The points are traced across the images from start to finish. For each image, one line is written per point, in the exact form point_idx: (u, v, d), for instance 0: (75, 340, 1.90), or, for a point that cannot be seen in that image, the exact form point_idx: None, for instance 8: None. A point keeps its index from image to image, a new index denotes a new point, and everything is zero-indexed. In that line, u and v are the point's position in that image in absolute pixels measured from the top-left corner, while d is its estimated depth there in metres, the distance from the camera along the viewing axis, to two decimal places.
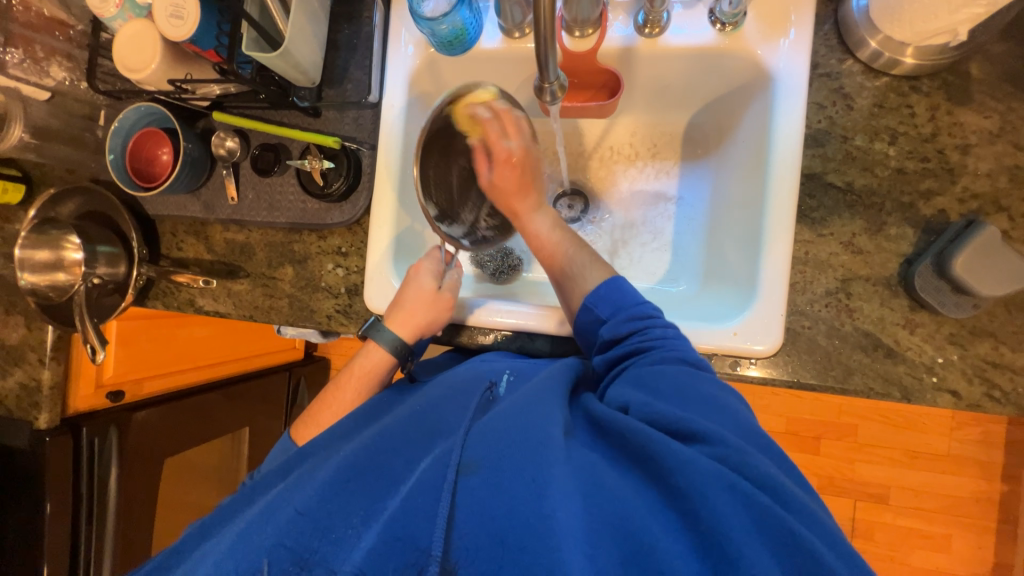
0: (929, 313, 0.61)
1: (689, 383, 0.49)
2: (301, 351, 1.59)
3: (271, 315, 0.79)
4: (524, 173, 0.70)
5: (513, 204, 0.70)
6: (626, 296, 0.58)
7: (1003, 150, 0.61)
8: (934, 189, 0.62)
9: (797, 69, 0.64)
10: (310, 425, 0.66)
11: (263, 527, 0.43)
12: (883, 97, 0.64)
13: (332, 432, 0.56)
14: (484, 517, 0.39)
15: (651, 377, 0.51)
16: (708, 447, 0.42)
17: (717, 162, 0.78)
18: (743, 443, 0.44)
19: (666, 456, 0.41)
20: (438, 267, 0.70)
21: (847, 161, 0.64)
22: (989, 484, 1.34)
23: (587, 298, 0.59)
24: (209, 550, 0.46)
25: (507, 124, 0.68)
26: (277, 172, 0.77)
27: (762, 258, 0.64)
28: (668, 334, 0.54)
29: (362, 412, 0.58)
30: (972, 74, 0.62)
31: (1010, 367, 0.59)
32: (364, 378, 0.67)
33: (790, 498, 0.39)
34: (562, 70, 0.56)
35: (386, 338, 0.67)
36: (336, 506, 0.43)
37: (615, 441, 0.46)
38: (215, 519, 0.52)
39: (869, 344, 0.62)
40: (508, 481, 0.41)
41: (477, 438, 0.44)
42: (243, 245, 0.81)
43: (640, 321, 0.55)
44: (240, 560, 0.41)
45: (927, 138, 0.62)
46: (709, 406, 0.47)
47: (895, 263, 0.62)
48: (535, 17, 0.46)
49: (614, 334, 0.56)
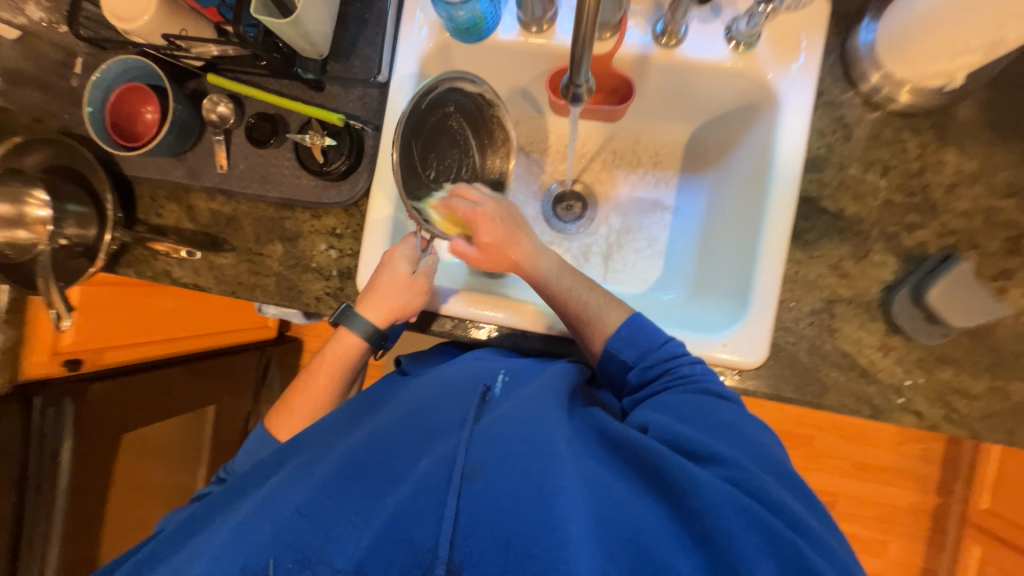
0: (901, 338, 0.65)
1: (696, 402, 0.51)
2: (274, 331, 1.50)
3: (255, 292, 0.76)
4: (502, 221, 0.63)
5: (512, 253, 0.63)
6: (651, 337, 0.57)
7: (981, 191, 0.65)
8: (916, 223, 0.66)
9: (804, 95, 0.67)
10: (286, 416, 0.65)
11: (261, 517, 0.43)
12: (879, 130, 0.67)
13: (326, 421, 0.55)
14: (486, 522, 0.40)
15: (672, 404, 0.51)
16: (722, 469, 0.44)
17: (715, 177, 0.80)
18: (759, 468, 0.45)
19: (677, 472, 0.42)
20: (414, 254, 0.66)
21: (841, 189, 0.67)
22: (925, 496, 1.45)
23: (609, 343, 0.58)
24: (209, 532, 0.46)
25: (463, 191, 0.64)
26: (274, 144, 0.73)
27: (756, 272, 0.67)
28: (697, 371, 0.54)
29: (353, 407, 0.57)
30: (960, 115, 0.66)
31: (967, 393, 0.64)
32: (336, 364, 0.65)
33: (800, 523, 0.41)
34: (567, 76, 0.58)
35: (359, 324, 0.65)
36: (336, 502, 0.43)
37: (619, 451, 0.46)
38: (206, 511, 0.51)
39: (845, 364, 0.66)
40: (512, 489, 0.41)
41: (477, 443, 0.44)
42: (230, 217, 0.77)
43: (668, 361, 0.55)
44: (241, 553, 0.41)
45: (915, 173, 0.66)
46: (720, 424, 0.49)
47: (876, 288, 0.66)
48: (575, 18, 0.45)
49: (641, 379, 0.56)
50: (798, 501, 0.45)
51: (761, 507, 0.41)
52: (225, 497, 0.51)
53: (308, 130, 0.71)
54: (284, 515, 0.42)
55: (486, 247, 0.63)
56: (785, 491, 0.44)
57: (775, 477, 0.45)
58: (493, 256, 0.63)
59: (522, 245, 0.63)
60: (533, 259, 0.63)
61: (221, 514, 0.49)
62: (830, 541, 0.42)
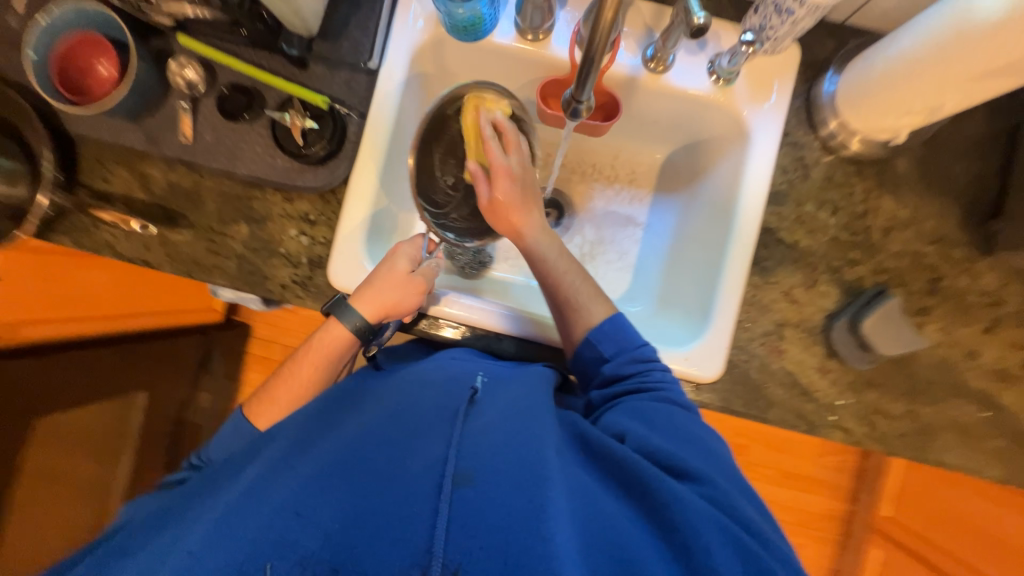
0: (837, 362, 0.72)
1: (668, 412, 0.53)
2: (221, 315, 1.42)
3: (213, 274, 0.71)
4: (523, 190, 0.64)
5: (515, 220, 0.64)
6: (629, 337, 0.60)
7: (911, 236, 0.73)
8: (857, 259, 0.73)
9: (771, 133, 0.72)
10: (266, 405, 0.63)
11: (236, 517, 0.40)
12: (833, 173, 0.74)
13: (302, 417, 0.54)
14: (479, 528, 0.39)
15: (643, 409, 0.54)
16: (700, 487, 0.46)
17: (686, 198, 0.85)
18: (731, 486, 0.49)
19: (661, 490, 0.44)
20: (416, 255, 0.67)
21: (797, 223, 0.74)
22: (838, 504, 1.60)
23: (591, 334, 0.60)
24: (171, 532, 0.43)
25: (506, 141, 0.64)
26: (247, 119, 0.69)
27: (718, 293, 0.72)
28: (666, 378, 0.57)
29: (326, 402, 0.56)
30: (900, 166, 0.73)
31: (887, 413, 0.72)
32: (323, 355, 0.64)
33: (767, 541, 0.45)
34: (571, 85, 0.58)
35: (350, 317, 0.64)
36: (317, 502, 0.41)
37: (603, 463, 0.48)
38: (169, 510, 0.48)
39: (789, 382, 0.72)
40: (505, 497, 0.41)
41: (469, 449, 0.44)
42: (190, 191, 0.72)
43: (643, 363, 0.58)
44: (215, 553, 0.38)
45: (860, 214, 0.73)
46: (693, 439, 0.51)
47: (819, 316, 0.72)
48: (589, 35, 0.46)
49: (617, 372, 0.58)
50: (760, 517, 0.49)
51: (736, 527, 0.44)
52: (190, 499, 0.48)
53: (289, 109, 0.67)
54: (260, 515, 0.40)
55: (498, 201, 0.63)
56: (752, 509, 0.48)
57: (744, 496, 0.49)
58: (495, 214, 0.64)
59: (530, 219, 0.64)
60: (534, 236, 0.64)
61: (185, 512, 0.46)
62: (790, 557, 0.46)
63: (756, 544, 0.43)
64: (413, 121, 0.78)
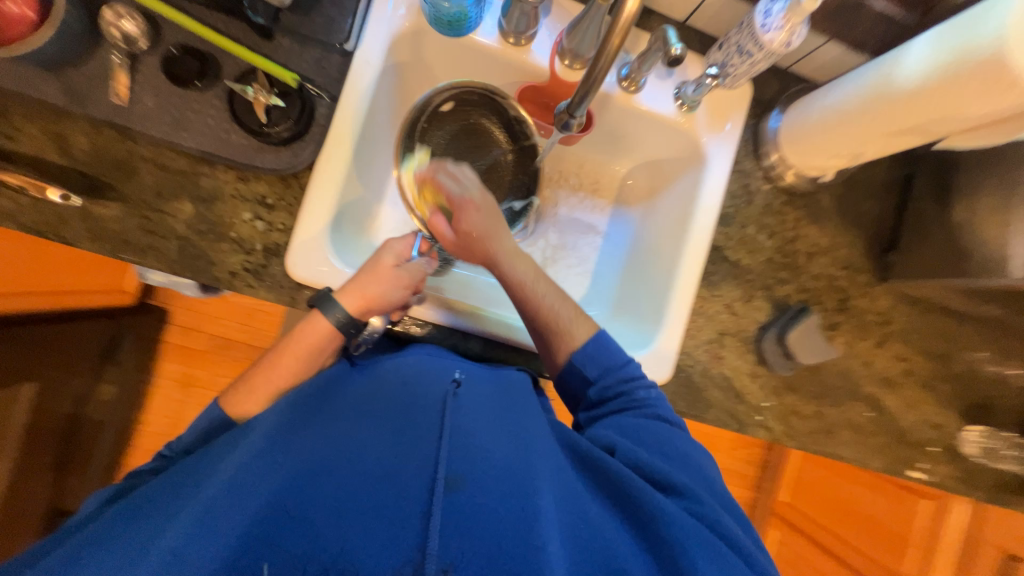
0: (765, 368, 0.82)
1: (655, 429, 0.57)
2: (132, 297, 1.33)
3: (147, 255, 0.64)
4: (486, 216, 0.64)
5: (486, 249, 0.65)
6: (614, 357, 0.62)
7: (827, 261, 0.85)
8: (785, 279, 0.83)
9: (723, 160, 0.79)
10: (243, 395, 0.59)
11: (220, 516, 0.40)
12: (771, 200, 0.83)
13: (281, 407, 0.51)
14: (469, 530, 0.41)
15: (630, 427, 0.57)
16: (685, 502, 0.50)
17: (644, 212, 0.91)
18: (714, 500, 0.52)
19: (651, 507, 0.48)
20: (403, 251, 0.67)
21: (739, 243, 0.82)
22: (746, 491, 1.80)
23: (575, 356, 0.62)
24: (145, 530, 0.42)
25: (454, 173, 0.65)
26: (199, 87, 0.63)
27: (671, 304, 0.78)
28: (651, 395, 0.60)
29: (299, 401, 0.51)
30: (824, 199, 0.84)
31: (800, 414, 0.84)
32: (309, 349, 0.61)
33: (750, 555, 0.48)
34: (565, 99, 0.63)
35: (334, 311, 0.62)
36: (311, 501, 0.41)
37: (592, 472, 0.52)
38: (140, 503, 0.45)
39: (724, 385, 0.81)
40: (497, 504, 0.43)
41: (460, 453, 0.46)
42: (121, 159, 0.63)
43: (626, 382, 0.60)
44: (205, 548, 0.38)
45: (790, 239, 0.83)
46: (677, 456, 0.55)
47: (753, 327, 0.82)
48: (591, 60, 0.51)
49: (602, 394, 0.60)
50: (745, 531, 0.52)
51: (722, 543, 0.48)
52: (158, 496, 0.45)
53: (253, 83, 0.62)
54: (248, 516, 0.40)
55: (463, 233, 0.65)
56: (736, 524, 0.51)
57: (727, 510, 0.53)
58: (466, 246, 0.66)
59: (501, 244, 0.65)
60: (510, 261, 0.65)
61: (161, 503, 0.44)
62: (767, 566, 0.50)
63: (739, 558, 0.47)
64: (386, 109, 0.75)
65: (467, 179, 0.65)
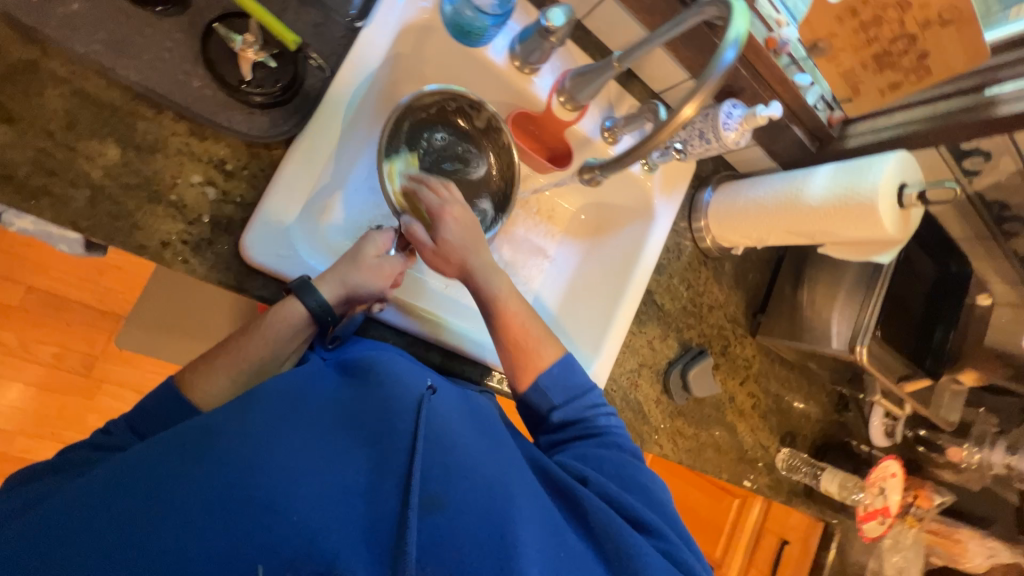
0: (667, 396, 0.98)
1: (617, 461, 0.62)
2: None
3: (36, 202, 0.49)
4: (467, 228, 0.66)
5: (468, 266, 0.65)
6: (579, 383, 0.67)
7: (721, 314, 1.05)
8: (691, 324, 1.00)
9: (666, 220, 0.92)
10: (203, 372, 0.54)
11: (201, 507, 0.41)
12: (692, 259, 0.99)
13: (263, 408, 0.47)
14: (442, 544, 0.45)
15: (592, 454, 0.62)
16: (657, 540, 0.55)
17: (589, 246, 1.00)
18: (674, 533, 0.58)
19: (628, 545, 0.51)
20: (386, 245, 0.65)
21: (664, 290, 0.97)
22: None
23: (542, 379, 0.66)
24: (117, 516, 0.40)
25: (435, 187, 0.67)
26: (160, 13, 0.52)
27: (608, 335, 0.88)
28: (611, 423, 0.67)
29: (279, 400, 0.48)
30: (726, 265, 1.04)
31: (684, 435, 1.02)
32: (279, 335, 0.56)
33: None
34: (594, 159, 0.79)
35: (312, 299, 0.57)
36: (292, 503, 0.42)
37: (564, 497, 0.56)
38: (102, 484, 0.42)
39: (636, 408, 0.94)
40: (473, 526, 0.46)
41: (436, 473, 0.48)
42: (19, 72, 0.48)
43: (591, 408, 0.67)
44: (184, 539, 0.40)
45: (700, 293, 1.01)
46: (639, 487, 0.60)
47: (664, 361, 0.97)
48: (628, 145, 0.64)
49: (565, 419, 0.66)
50: (703, 563, 0.58)
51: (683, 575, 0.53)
52: (119, 481, 0.42)
53: (243, 34, 0.54)
54: (232, 517, 0.41)
55: (441, 246, 0.65)
56: (696, 558, 0.57)
57: (689, 546, 0.58)
58: (444, 256, 0.65)
59: (479, 258, 0.66)
60: (484, 278, 0.65)
61: (123, 490, 0.42)
62: None
63: None
64: (376, 96, 0.70)
65: (449, 192, 0.67)
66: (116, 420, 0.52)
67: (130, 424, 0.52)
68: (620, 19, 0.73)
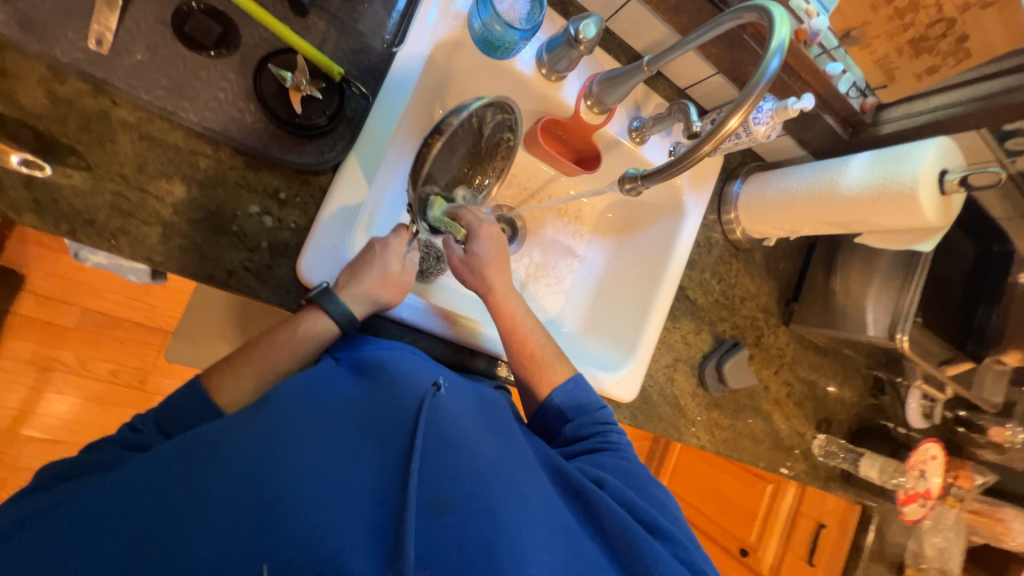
0: (703, 389, 0.99)
1: (629, 472, 0.64)
2: None
3: (116, 240, 0.53)
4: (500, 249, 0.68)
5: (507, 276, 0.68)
6: (589, 401, 0.70)
7: (752, 305, 1.04)
8: (724, 316, 1.01)
9: (695, 214, 0.92)
10: (230, 378, 0.55)
11: (208, 507, 0.39)
12: (723, 252, 0.99)
13: (284, 411, 0.47)
14: (451, 544, 0.43)
15: (607, 463, 0.63)
16: (672, 546, 0.56)
17: (617, 243, 0.99)
18: (686, 538, 0.59)
19: (647, 552, 0.52)
20: (403, 249, 0.62)
21: (695, 286, 0.98)
22: None
23: (554, 392, 0.69)
24: (126, 522, 0.39)
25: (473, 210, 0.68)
26: (213, 55, 0.55)
27: (644, 332, 0.90)
28: (621, 440, 0.68)
29: (306, 397, 0.50)
30: (756, 256, 1.04)
31: (721, 425, 1.03)
32: (303, 343, 0.57)
33: None
34: (636, 170, 0.78)
35: (337, 309, 0.58)
36: (296, 502, 0.40)
37: (575, 500, 0.57)
38: (128, 485, 0.41)
39: (671, 401, 0.96)
40: (485, 528, 0.45)
41: (445, 474, 0.47)
42: (93, 121, 0.53)
43: (601, 424, 0.69)
44: (186, 542, 0.38)
45: (731, 285, 1.01)
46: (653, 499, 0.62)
47: (698, 355, 0.98)
48: (674, 154, 0.65)
49: (577, 434, 0.68)
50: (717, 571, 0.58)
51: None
52: (132, 489, 0.41)
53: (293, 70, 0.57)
54: (233, 524, 0.39)
55: (472, 259, 0.67)
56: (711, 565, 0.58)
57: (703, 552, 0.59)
58: (470, 269, 0.67)
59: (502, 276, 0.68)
60: None
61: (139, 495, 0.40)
62: None
63: None
64: None
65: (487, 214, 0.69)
66: (139, 415, 0.52)
67: (162, 421, 0.52)
68: (645, 19, 0.73)
